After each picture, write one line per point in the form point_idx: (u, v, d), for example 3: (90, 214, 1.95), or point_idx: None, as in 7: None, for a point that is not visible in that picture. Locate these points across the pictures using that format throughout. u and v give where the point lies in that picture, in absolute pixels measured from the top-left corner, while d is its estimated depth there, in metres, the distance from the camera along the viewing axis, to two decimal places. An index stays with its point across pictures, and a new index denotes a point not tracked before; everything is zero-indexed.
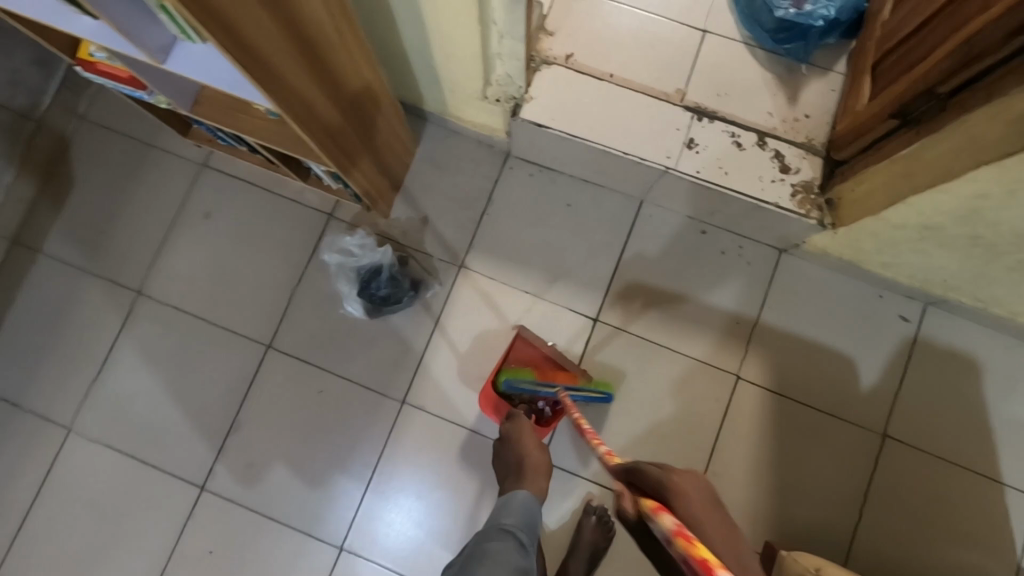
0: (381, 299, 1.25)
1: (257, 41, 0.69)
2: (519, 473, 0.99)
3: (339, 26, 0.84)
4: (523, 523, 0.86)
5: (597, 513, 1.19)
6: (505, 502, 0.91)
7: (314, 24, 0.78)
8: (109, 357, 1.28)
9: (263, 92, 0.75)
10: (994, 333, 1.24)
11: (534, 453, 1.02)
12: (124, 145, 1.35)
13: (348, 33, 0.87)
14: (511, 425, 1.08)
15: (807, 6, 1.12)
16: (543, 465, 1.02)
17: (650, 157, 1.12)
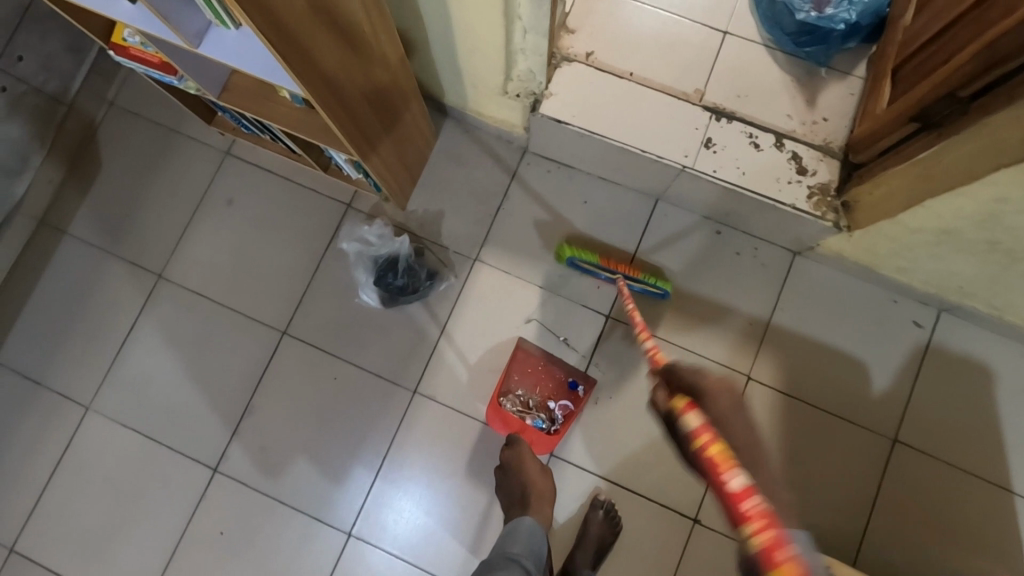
0: (398, 289, 1.27)
1: (287, 24, 0.70)
2: (524, 502, 1.12)
3: (364, 11, 0.84)
4: (529, 551, 0.99)
5: (604, 508, 1.20)
6: (512, 529, 1.03)
7: (340, 10, 0.79)
8: (129, 338, 1.31)
9: (294, 75, 0.76)
10: (1009, 341, 1.24)
11: (540, 481, 1.14)
12: (150, 132, 1.38)
13: (372, 18, 0.87)
14: (511, 452, 1.16)
15: (828, 9, 1.13)
16: (547, 491, 1.15)
17: (668, 155, 1.13)
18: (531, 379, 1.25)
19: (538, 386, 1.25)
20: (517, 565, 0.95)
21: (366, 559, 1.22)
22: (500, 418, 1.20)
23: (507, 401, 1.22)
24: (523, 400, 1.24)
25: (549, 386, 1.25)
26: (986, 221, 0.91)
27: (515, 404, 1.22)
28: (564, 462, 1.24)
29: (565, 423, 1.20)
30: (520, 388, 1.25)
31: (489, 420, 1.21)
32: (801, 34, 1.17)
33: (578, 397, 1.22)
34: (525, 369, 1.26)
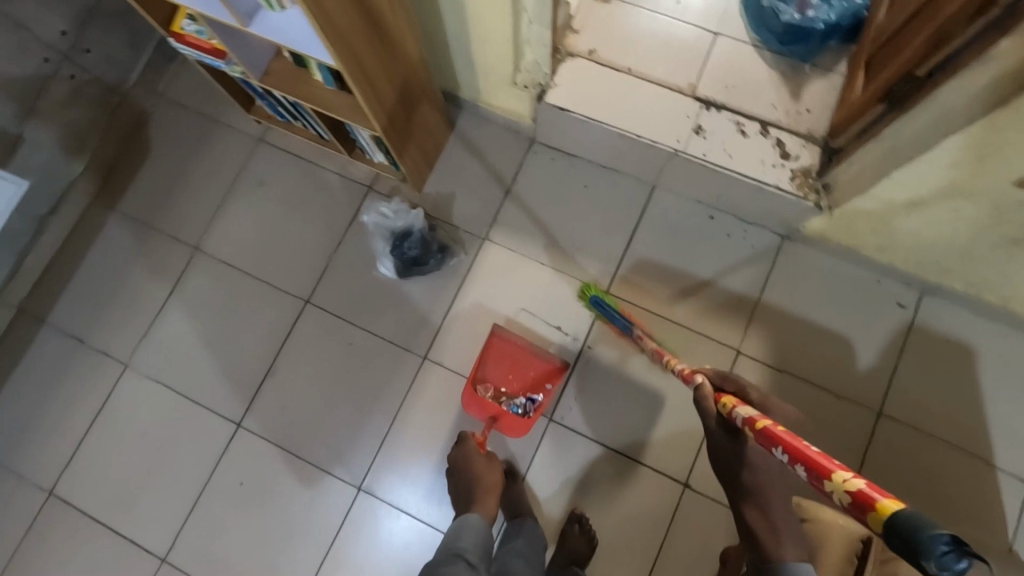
0: (411, 259, 1.37)
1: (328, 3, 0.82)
2: (470, 499, 1.17)
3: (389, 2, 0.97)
4: (476, 545, 1.05)
5: (580, 520, 1.27)
6: (459, 526, 1.09)
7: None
8: (167, 302, 1.42)
9: (331, 47, 0.87)
10: (989, 322, 1.29)
11: (488, 477, 1.20)
12: (191, 118, 1.51)
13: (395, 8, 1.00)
14: (460, 450, 1.24)
15: (810, 12, 1.25)
16: (497, 483, 1.20)
17: (661, 140, 1.24)
18: (506, 367, 1.32)
19: (512, 374, 1.31)
20: (461, 561, 1.01)
21: (374, 513, 1.30)
22: (476, 404, 1.27)
23: (482, 388, 1.30)
24: (497, 387, 1.31)
25: (523, 379, 1.31)
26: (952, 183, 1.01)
27: (489, 392, 1.30)
28: (561, 425, 1.33)
29: (540, 406, 1.27)
30: (493, 377, 1.32)
31: (467, 404, 1.28)
32: (786, 34, 1.28)
33: (559, 378, 1.30)
34: (500, 357, 1.32)
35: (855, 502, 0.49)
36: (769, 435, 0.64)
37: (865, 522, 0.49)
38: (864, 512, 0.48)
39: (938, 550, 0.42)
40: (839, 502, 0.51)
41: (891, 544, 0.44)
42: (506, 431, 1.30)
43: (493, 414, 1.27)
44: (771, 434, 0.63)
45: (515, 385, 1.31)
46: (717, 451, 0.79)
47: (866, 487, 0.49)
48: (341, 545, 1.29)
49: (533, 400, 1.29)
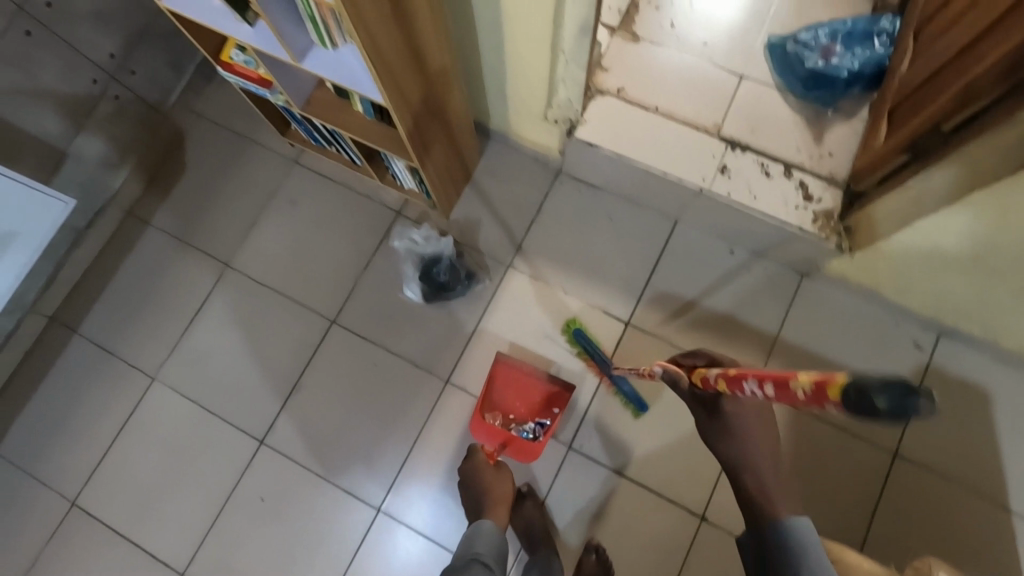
0: (440, 285, 1.41)
1: (377, 27, 0.85)
2: (480, 508, 1.22)
3: (433, 30, 0.99)
4: (491, 548, 1.10)
5: (597, 551, 1.26)
6: (474, 532, 1.14)
7: (417, 23, 0.94)
8: (196, 317, 1.45)
9: (376, 70, 0.89)
10: (1006, 367, 1.31)
11: (497, 488, 1.25)
12: (226, 138, 1.55)
13: (438, 36, 1.02)
14: (468, 465, 1.28)
15: (834, 60, 1.31)
16: (506, 495, 1.25)
17: (687, 178, 1.28)
18: (512, 394, 1.36)
19: (519, 401, 1.35)
20: (478, 563, 1.06)
21: (390, 534, 1.32)
22: (484, 433, 1.30)
23: (490, 416, 1.33)
24: (506, 414, 1.35)
25: (531, 404, 1.36)
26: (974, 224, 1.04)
27: (498, 419, 1.35)
28: (581, 454, 1.34)
29: (547, 430, 1.30)
30: (502, 404, 1.36)
31: (474, 431, 1.28)
32: (811, 79, 1.33)
33: (565, 402, 1.32)
34: (507, 383, 1.35)
35: (815, 389, 0.51)
36: (736, 377, 0.68)
37: (824, 405, 0.49)
38: (822, 394, 0.49)
39: (887, 389, 0.43)
40: (800, 396, 0.53)
41: (845, 406, 0.45)
42: (517, 456, 1.31)
43: (502, 441, 1.28)
44: (741, 374, 0.67)
45: (524, 411, 1.36)
46: (700, 423, 0.89)
47: (821, 375, 0.51)
48: (359, 563, 1.30)
49: (543, 424, 1.33)
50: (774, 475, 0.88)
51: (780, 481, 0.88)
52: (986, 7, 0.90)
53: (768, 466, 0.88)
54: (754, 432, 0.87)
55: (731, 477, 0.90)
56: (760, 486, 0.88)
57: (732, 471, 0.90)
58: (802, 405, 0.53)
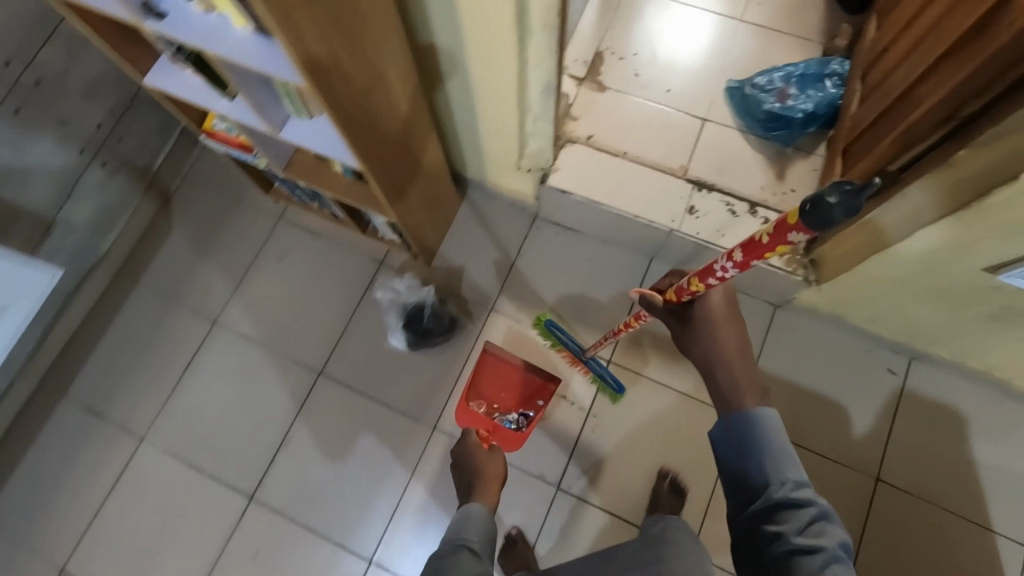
0: (424, 332, 1.42)
1: (339, 89, 0.84)
2: (471, 490, 1.21)
3: (394, 72, 0.99)
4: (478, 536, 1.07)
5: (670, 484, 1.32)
6: (464, 518, 1.11)
7: (377, 71, 0.93)
8: (184, 375, 1.47)
9: (343, 130, 0.89)
10: (978, 387, 1.35)
11: (489, 467, 1.24)
12: (213, 197, 1.59)
13: (399, 77, 1.02)
14: (460, 446, 1.29)
15: (789, 102, 1.37)
16: (499, 475, 1.24)
17: (657, 220, 1.33)
18: (497, 385, 1.42)
19: (504, 392, 1.42)
20: (465, 548, 1.03)
21: None
22: (469, 421, 1.37)
23: (476, 405, 1.39)
24: (490, 404, 1.41)
25: (515, 394, 1.42)
26: (921, 266, 1.07)
27: (483, 407, 1.40)
28: (569, 492, 1.37)
29: (532, 420, 1.37)
30: (487, 394, 1.42)
31: (460, 419, 1.37)
32: (769, 121, 1.39)
33: (550, 393, 1.39)
34: (493, 375, 1.42)
35: (777, 229, 0.63)
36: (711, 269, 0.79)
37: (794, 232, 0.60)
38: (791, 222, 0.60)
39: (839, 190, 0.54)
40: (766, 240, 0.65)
41: (809, 218, 0.55)
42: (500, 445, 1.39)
43: (486, 429, 1.37)
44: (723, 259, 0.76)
45: (508, 399, 1.42)
46: (677, 336, 0.98)
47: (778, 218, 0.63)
48: None
49: (526, 415, 1.39)
50: (745, 369, 0.95)
51: (750, 374, 0.95)
52: (956, 21, 0.89)
53: (737, 359, 0.95)
54: (722, 328, 0.95)
55: (708, 377, 0.97)
56: (728, 376, 0.95)
57: (708, 371, 0.96)
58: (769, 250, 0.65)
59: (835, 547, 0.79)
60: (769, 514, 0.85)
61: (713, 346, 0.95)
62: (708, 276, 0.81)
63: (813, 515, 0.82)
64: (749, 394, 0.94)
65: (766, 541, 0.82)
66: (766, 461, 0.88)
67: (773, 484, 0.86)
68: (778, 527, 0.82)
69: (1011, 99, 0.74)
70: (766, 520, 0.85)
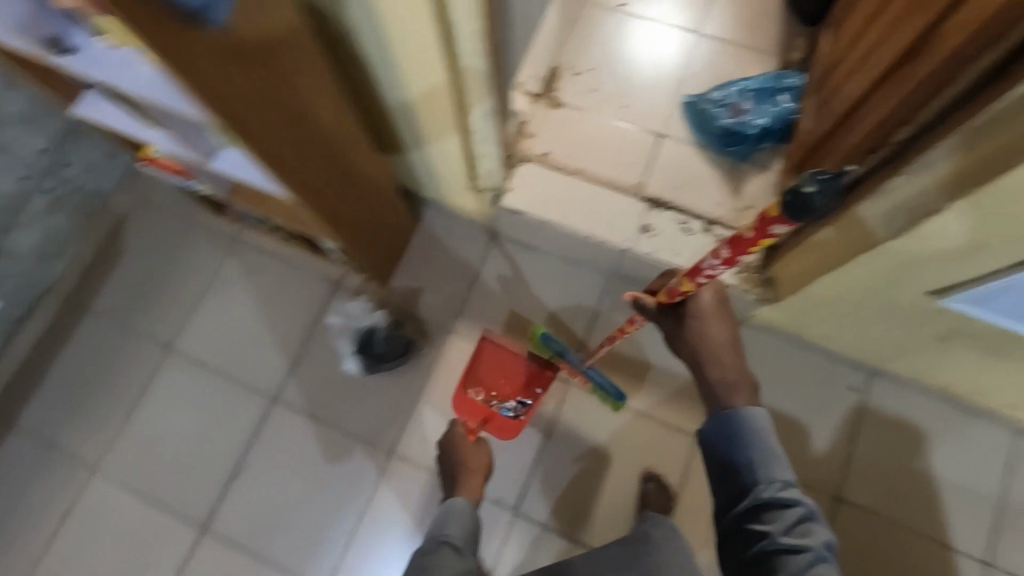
0: (378, 356, 1.40)
1: (254, 119, 0.79)
2: (455, 483, 1.26)
3: (333, 101, 0.95)
4: (460, 532, 1.13)
5: (656, 482, 1.34)
6: (447, 511, 1.17)
7: (309, 105, 0.90)
8: (137, 404, 1.44)
9: (258, 157, 0.84)
10: (938, 402, 1.34)
11: (473, 458, 1.29)
12: (166, 219, 1.56)
13: (336, 101, 0.97)
14: (447, 434, 1.32)
15: (744, 117, 1.35)
16: (484, 466, 1.28)
17: (612, 240, 1.31)
18: (496, 372, 1.39)
19: (502, 378, 1.38)
20: (447, 545, 1.08)
21: None
22: (465, 408, 1.39)
23: (473, 392, 1.39)
24: (488, 390, 1.39)
25: (515, 378, 1.39)
26: (867, 293, 1.05)
27: (481, 395, 1.38)
28: (529, 517, 1.36)
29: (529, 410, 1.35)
30: (486, 380, 1.39)
31: (456, 407, 1.39)
32: (724, 136, 1.37)
33: (547, 381, 1.37)
34: (492, 361, 1.39)
35: (755, 224, 0.66)
36: (696, 270, 0.82)
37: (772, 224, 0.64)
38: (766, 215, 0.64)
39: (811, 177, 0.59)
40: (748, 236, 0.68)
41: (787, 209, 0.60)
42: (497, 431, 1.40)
43: (482, 418, 1.37)
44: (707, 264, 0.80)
45: (507, 384, 1.39)
46: (669, 333, 1.02)
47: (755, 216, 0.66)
48: None
49: (523, 403, 1.37)
50: (734, 364, 1.00)
51: (738, 369, 1.00)
52: (916, 15, 0.84)
53: (726, 354, 1.00)
54: (712, 325, 1.00)
55: (699, 376, 1.02)
56: (720, 374, 0.99)
57: (699, 367, 1.01)
58: (750, 245, 0.69)
59: (819, 547, 0.86)
60: (755, 512, 0.91)
61: (706, 342, 1.00)
62: (697, 275, 0.83)
63: (800, 515, 0.88)
64: (739, 396, 0.98)
65: (752, 539, 0.89)
66: (755, 460, 0.93)
67: (761, 484, 0.92)
68: (765, 527, 0.89)
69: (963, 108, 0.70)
70: (752, 518, 0.91)
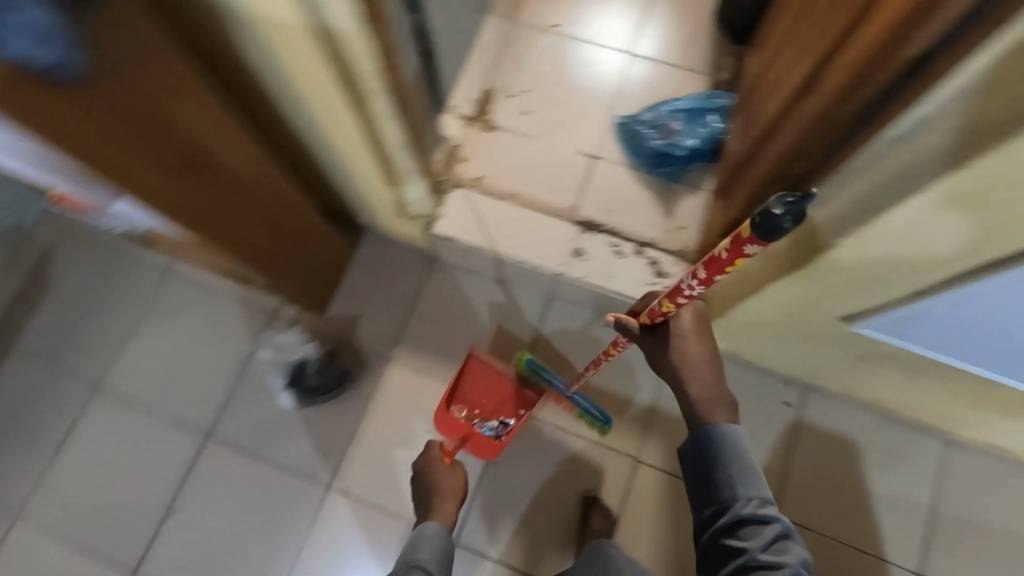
0: (311, 389, 1.38)
1: (139, 170, 0.77)
2: (429, 506, 1.22)
3: (236, 143, 0.93)
4: (433, 555, 1.10)
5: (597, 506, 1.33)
6: (419, 536, 1.14)
7: (207, 148, 0.87)
8: (64, 445, 1.40)
9: (145, 203, 0.80)
10: (872, 415, 1.36)
11: (447, 482, 1.25)
12: (93, 251, 1.51)
13: (241, 141, 0.94)
14: (422, 458, 1.30)
15: (674, 138, 1.37)
16: (457, 489, 1.24)
17: (545, 264, 1.31)
18: (480, 390, 1.35)
19: (486, 397, 1.35)
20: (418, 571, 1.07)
21: None
22: (447, 425, 1.32)
23: (457, 408, 1.34)
24: (472, 409, 1.35)
25: (500, 398, 1.35)
26: (786, 317, 1.06)
27: (464, 412, 1.34)
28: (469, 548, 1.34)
29: (510, 429, 1.29)
30: (470, 397, 1.35)
31: (439, 424, 1.33)
32: (656, 158, 1.38)
33: (531, 403, 1.33)
34: (477, 379, 1.36)
35: (731, 243, 0.63)
36: (676, 290, 0.79)
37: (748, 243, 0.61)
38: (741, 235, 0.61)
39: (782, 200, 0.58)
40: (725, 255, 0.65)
41: (759, 229, 0.58)
42: (477, 452, 1.34)
43: (463, 436, 1.32)
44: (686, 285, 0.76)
45: (490, 403, 1.35)
46: (650, 355, 0.99)
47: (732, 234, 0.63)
48: None
49: (505, 424, 1.31)
50: (715, 384, 0.99)
51: (719, 388, 0.99)
52: (815, 48, 0.84)
53: (705, 373, 0.98)
54: (690, 346, 0.98)
55: (679, 396, 1.00)
56: (700, 392, 0.98)
57: (680, 387, 0.99)
58: (728, 265, 0.65)
59: (796, 564, 0.85)
60: (733, 527, 0.90)
61: (686, 362, 0.98)
62: (677, 295, 0.79)
63: (777, 532, 0.87)
64: (721, 413, 0.97)
65: (729, 555, 0.88)
66: (733, 475, 0.92)
67: (739, 500, 0.91)
68: (743, 543, 0.87)
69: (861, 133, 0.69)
70: (730, 534, 0.90)
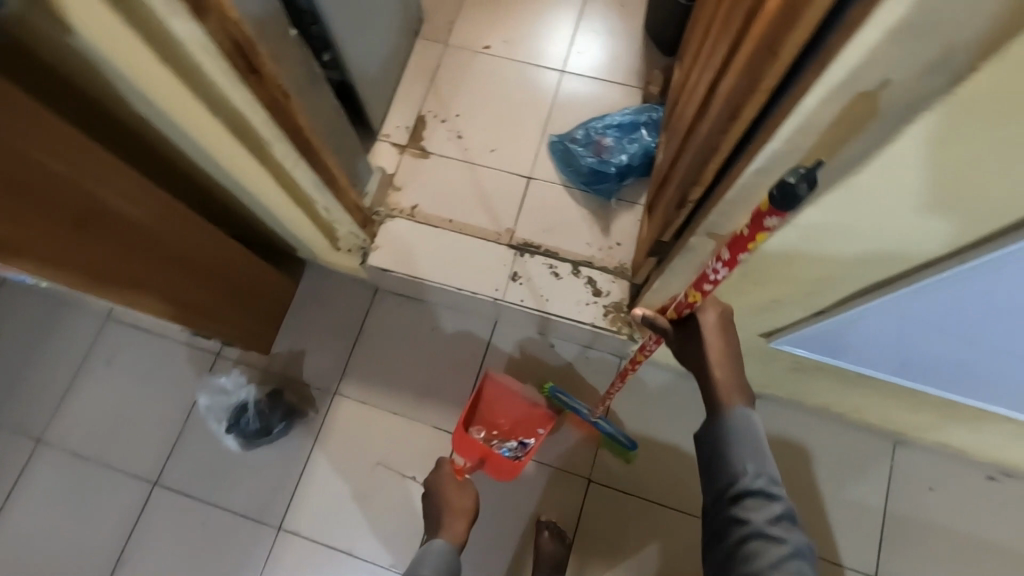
0: (251, 433, 1.35)
1: (30, 243, 0.76)
2: (439, 523, 1.21)
3: (146, 204, 0.92)
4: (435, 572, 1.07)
5: (549, 528, 1.31)
6: (424, 553, 1.12)
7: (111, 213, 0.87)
8: (8, 503, 1.37)
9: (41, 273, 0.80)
10: (820, 420, 1.36)
11: (458, 498, 1.23)
12: (32, 303, 1.50)
13: (154, 202, 0.93)
14: (433, 474, 1.28)
15: (605, 155, 1.37)
16: (467, 507, 1.22)
17: (481, 290, 1.30)
18: (500, 411, 1.37)
19: (503, 418, 1.37)
20: None
21: None
22: (467, 446, 1.30)
23: (475, 430, 1.33)
24: (489, 430, 1.36)
25: (518, 419, 1.36)
26: None
27: (482, 433, 1.34)
28: None
29: (529, 450, 1.28)
30: (488, 420, 1.36)
31: (456, 445, 1.31)
32: (589, 176, 1.38)
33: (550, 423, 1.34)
34: (495, 399, 1.37)
35: (751, 219, 0.53)
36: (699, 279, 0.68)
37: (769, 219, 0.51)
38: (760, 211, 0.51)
39: (796, 171, 0.47)
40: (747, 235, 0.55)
41: (776, 203, 0.48)
42: (495, 473, 1.33)
43: (479, 456, 1.30)
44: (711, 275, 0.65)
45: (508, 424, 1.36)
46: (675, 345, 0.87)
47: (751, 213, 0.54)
48: None
49: (524, 444, 1.31)
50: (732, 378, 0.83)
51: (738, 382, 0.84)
52: (706, 70, 0.86)
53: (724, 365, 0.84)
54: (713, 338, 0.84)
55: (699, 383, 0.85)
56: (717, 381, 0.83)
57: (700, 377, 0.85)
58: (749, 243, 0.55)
59: (798, 546, 0.73)
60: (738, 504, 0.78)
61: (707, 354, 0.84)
62: (701, 283, 0.69)
63: (782, 512, 0.75)
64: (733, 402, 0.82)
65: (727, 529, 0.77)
66: (745, 453, 0.80)
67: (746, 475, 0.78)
68: (744, 517, 0.75)
69: (740, 158, 0.70)
70: (731, 507, 0.78)
